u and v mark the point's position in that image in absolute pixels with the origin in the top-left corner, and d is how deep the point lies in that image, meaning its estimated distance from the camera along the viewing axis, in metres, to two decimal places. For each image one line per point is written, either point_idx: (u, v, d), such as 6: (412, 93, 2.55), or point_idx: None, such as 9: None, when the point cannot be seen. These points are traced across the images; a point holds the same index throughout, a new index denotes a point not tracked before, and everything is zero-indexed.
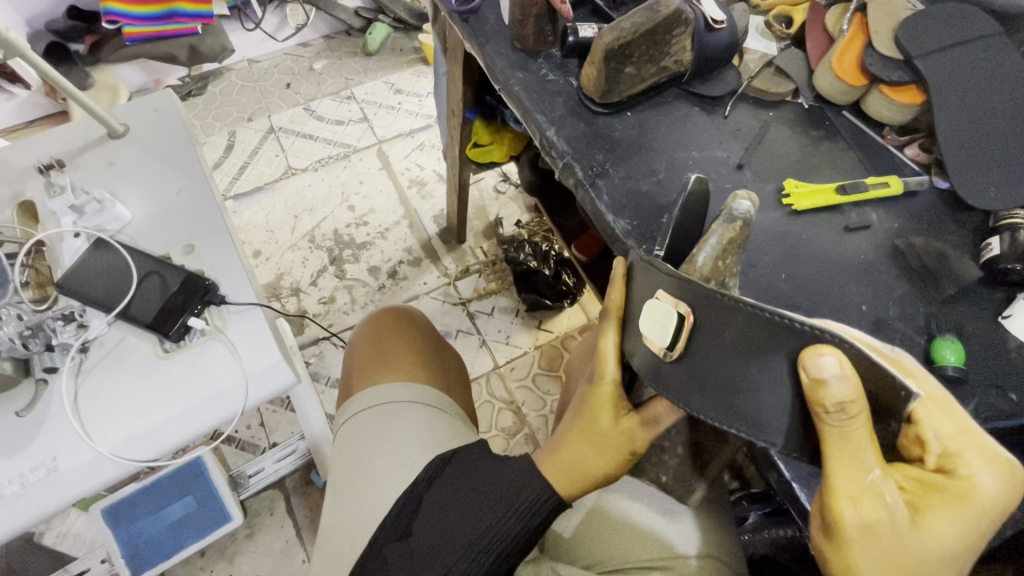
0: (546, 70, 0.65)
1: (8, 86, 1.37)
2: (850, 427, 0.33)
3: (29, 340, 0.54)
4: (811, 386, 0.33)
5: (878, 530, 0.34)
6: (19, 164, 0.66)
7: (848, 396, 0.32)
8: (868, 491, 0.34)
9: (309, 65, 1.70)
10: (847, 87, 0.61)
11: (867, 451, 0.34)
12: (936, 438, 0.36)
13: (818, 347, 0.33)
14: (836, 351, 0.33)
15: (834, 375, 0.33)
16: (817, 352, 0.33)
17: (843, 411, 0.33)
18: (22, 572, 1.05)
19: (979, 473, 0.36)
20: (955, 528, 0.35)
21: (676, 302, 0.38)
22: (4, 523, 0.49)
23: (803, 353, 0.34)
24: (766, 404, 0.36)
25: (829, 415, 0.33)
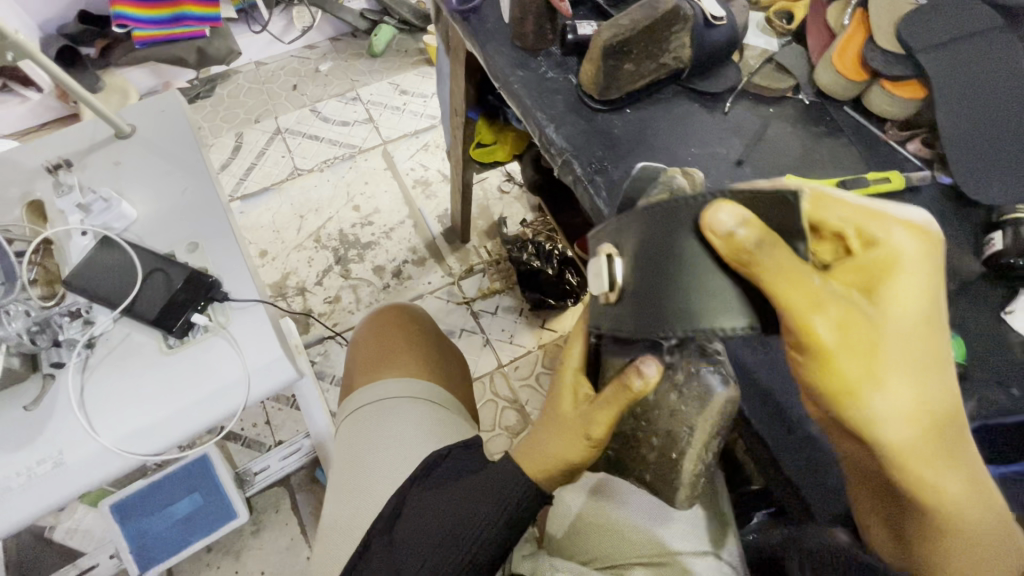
0: (546, 68, 0.66)
1: (21, 89, 1.40)
2: (779, 254, 0.33)
3: (36, 335, 0.56)
4: (725, 242, 0.34)
5: (853, 336, 0.34)
6: (28, 163, 0.68)
7: (762, 234, 0.33)
8: (823, 304, 0.34)
9: (315, 67, 1.71)
10: (847, 82, 0.61)
11: (802, 265, 0.33)
12: (842, 224, 0.36)
13: (713, 203, 0.34)
14: (730, 202, 0.34)
15: (737, 223, 0.33)
16: (713, 210, 0.34)
17: (764, 246, 0.33)
18: (34, 565, 1.07)
19: (896, 233, 0.36)
20: (906, 291, 0.35)
21: (604, 249, 0.41)
22: (11, 515, 0.50)
23: (703, 215, 0.35)
24: (709, 283, 0.36)
25: (754, 256, 0.33)
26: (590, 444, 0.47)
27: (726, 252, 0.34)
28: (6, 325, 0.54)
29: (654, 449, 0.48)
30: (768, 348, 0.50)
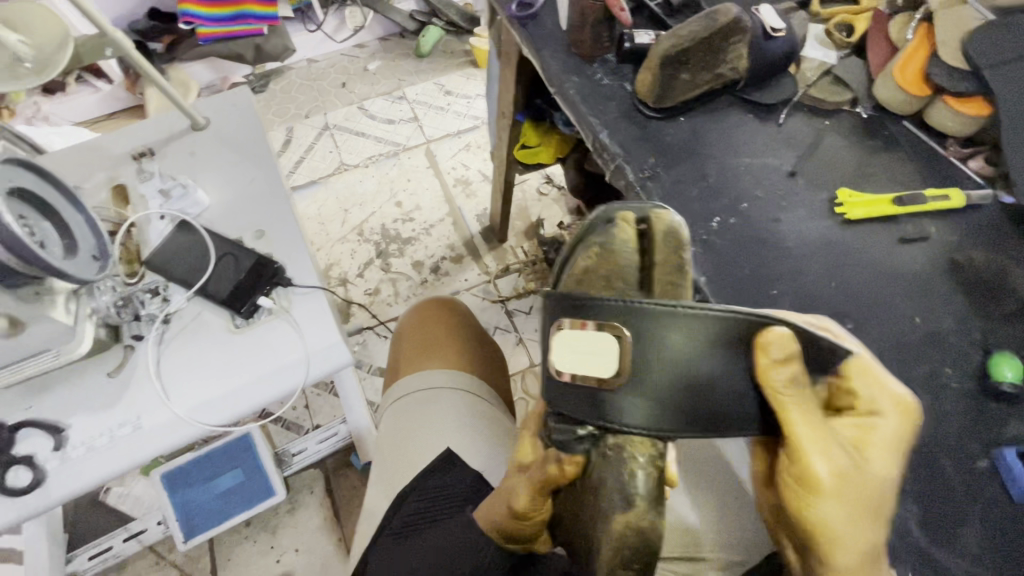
0: (601, 75, 0.67)
1: (94, 80, 1.50)
2: (797, 392, 0.38)
3: (121, 309, 0.60)
4: (772, 362, 0.38)
5: (844, 477, 0.36)
6: (114, 150, 0.73)
7: (794, 373, 0.38)
8: (821, 445, 0.37)
9: (364, 66, 1.77)
10: (908, 97, 0.60)
11: (812, 407, 0.38)
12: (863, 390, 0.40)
13: (771, 326, 0.39)
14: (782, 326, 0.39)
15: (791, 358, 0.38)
16: (770, 330, 0.39)
17: (795, 381, 0.38)
18: (88, 526, 1.14)
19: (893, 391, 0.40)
20: (892, 454, 0.38)
21: (568, 323, 0.43)
22: (95, 471, 0.55)
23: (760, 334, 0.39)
24: (724, 396, 0.40)
25: (786, 386, 0.38)
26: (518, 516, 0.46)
27: (763, 377, 0.39)
28: (97, 298, 0.58)
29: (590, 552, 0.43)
30: None
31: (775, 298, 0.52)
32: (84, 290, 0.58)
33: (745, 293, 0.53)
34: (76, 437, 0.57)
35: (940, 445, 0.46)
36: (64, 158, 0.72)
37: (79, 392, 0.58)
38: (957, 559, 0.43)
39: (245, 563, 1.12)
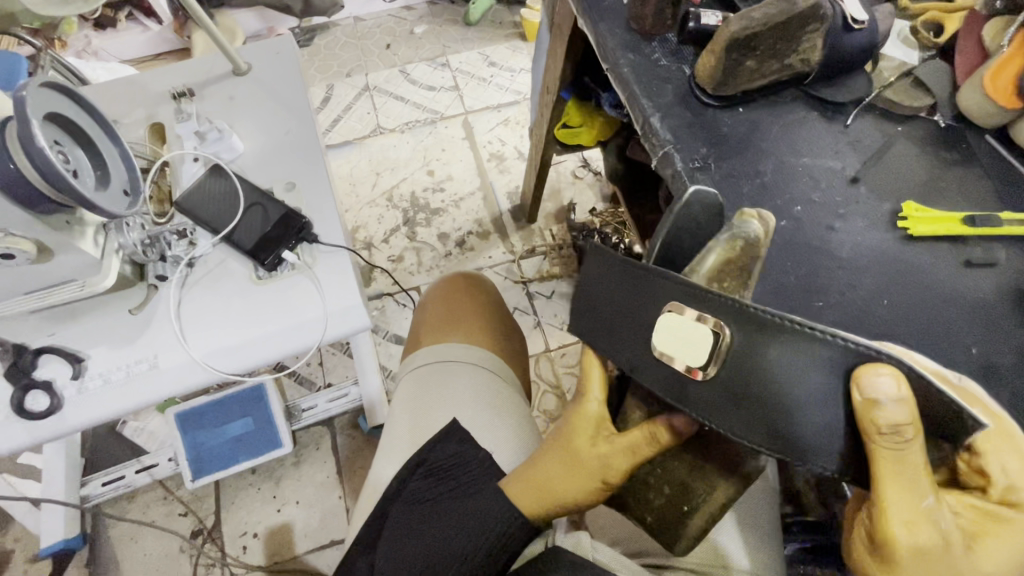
0: (659, 55, 0.63)
1: (144, 19, 1.49)
2: (906, 454, 0.34)
3: (147, 248, 0.60)
4: (863, 406, 0.33)
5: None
6: (154, 88, 0.72)
7: (901, 423, 0.33)
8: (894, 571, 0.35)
9: (410, 28, 1.72)
10: (997, 108, 0.55)
11: (912, 486, 0.34)
12: (886, 420, 0.33)
13: (857, 369, 0.34)
14: (870, 370, 0.33)
15: (893, 395, 0.33)
16: (872, 371, 0.33)
17: (897, 435, 0.33)
18: (103, 454, 1.18)
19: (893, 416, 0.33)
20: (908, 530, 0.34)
21: (709, 321, 0.36)
22: (109, 405, 0.56)
23: (857, 371, 0.34)
24: (812, 424, 0.35)
25: (881, 437, 0.33)
26: (603, 486, 0.47)
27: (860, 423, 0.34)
28: (125, 235, 0.58)
29: (664, 496, 0.50)
30: None
31: (820, 310, 0.49)
32: (113, 225, 0.58)
33: (789, 302, 0.50)
34: (94, 367, 0.57)
35: None
36: (106, 91, 0.72)
37: (101, 325, 0.59)
38: None
39: (248, 508, 1.15)
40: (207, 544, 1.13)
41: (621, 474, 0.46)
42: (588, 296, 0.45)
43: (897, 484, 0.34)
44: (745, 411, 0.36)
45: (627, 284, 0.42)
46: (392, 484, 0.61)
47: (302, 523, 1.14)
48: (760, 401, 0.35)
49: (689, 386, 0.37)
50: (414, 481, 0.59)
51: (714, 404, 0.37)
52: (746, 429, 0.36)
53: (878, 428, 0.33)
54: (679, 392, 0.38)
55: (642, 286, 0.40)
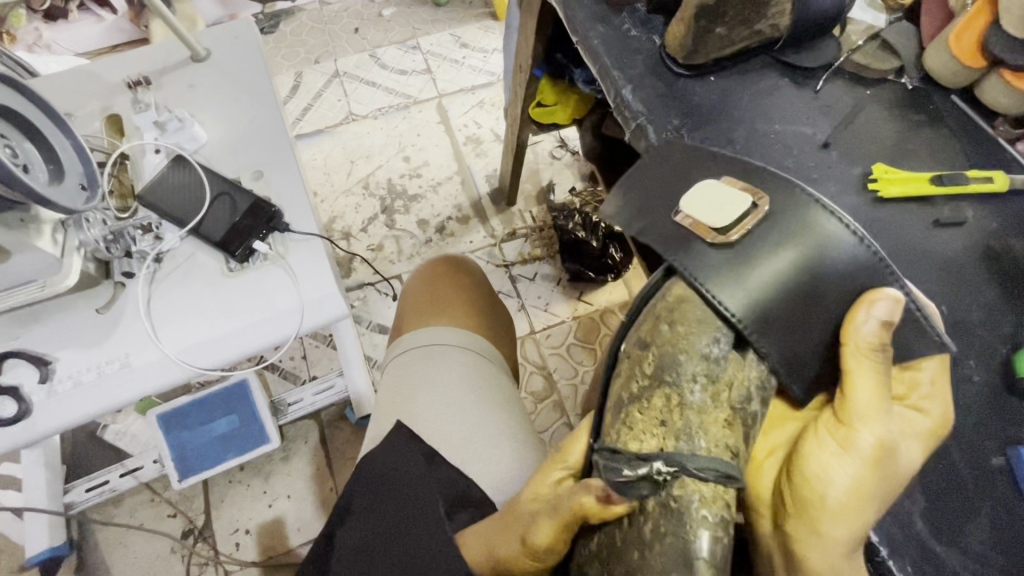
0: (629, 26, 0.62)
1: (97, 9, 1.43)
2: (867, 359, 0.38)
3: (111, 244, 0.59)
4: (860, 310, 0.38)
5: (817, 482, 0.38)
6: (108, 77, 0.69)
7: (882, 337, 0.37)
8: (831, 476, 0.38)
9: (379, 11, 1.67)
10: (962, 69, 0.55)
11: (875, 387, 0.38)
12: (871, 327, 0.37)
13: (877, 292, 0.38)
14: (882, 300, 0.38)
15: (878, 317, 0.37)
16: (871, 299, 0.38)
17: (877, 346, 0.38)
18: (85, 459, 1.16)
19: (869, 314, 0.37)
20: (867, 407, 0.38)
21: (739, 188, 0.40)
22: (79, 408, 0.54)
23: (864, 295, 0.38)
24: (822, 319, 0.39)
25: (870, 347, 0.38)
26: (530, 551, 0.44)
27: (849, 331, 0.38)
28: (85, 231, 0.56)
29: None
30: None
31: None
32: (72, 221, 0.56)
33: None
34: (63, 370, 0.55)
35: (954, 437, 0.45)
36: (57, 83, 0.69)
37: (67, 326, 0.57)
38: (960, 554, 0.42)
39: (238, 506, 1.14)
40: (199, 543, 1.12)
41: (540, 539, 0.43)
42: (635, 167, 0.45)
43: (867, 383, 0.38)
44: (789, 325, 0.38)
45: (686, 163, 0.44)
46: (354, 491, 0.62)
47: (294, 517, 1.14)
48: (792, 298, 0.38)
49: (702, 250, 0.38)
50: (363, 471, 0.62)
51: (742, 286, 0.38)
52: (770, 336, 0.38)
53: (865, 336, 0.37)
54: (686, 246, 0.39)
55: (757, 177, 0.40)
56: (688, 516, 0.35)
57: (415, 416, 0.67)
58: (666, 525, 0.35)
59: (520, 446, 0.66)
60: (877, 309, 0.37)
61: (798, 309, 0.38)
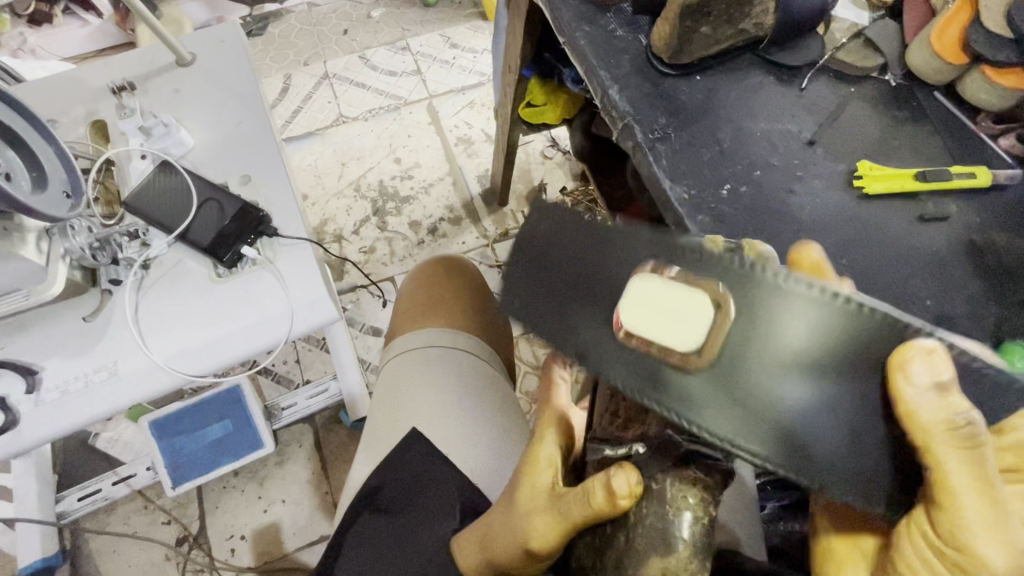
0: (615, 25, 0.62)
1: (82, 13, 1.41)
2: (946, 447, 0.33)
3: (97, 251, 0.57)
4: (902, 394, 0.33)
5: None
6: (93, 82, 0.69)
7: (944, 409, 0.33)
8: None
9: (367, 12, 1.66)
10: (945, 65, 0.56)
11: (973, 473, 0.33)
12: (933, 411, 0.33)
13: (895, 358, 0.34)
14: (909, 365, 0.33)
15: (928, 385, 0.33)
16: (906, 365, 0.33)
17: (955, 427, 0.33)
18: (77, 468, 1.15)
19: (918, 392, 0.33)
20: (970, 508, 0.33)
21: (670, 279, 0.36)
22: (67, 418, 0.54)
23: (891, 361, 0.34)
24: (827, 419, 0.35)
25: (946, 433, 0.33)
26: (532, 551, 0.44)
27: (907, 414, 0.34)
28: (70, 239, 0.55)
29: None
30: None
31: None
32: (56, 230, 0.55)
33: None
34: (50, 379, 0.55)
35: None
36: (41, 89, 0.68)
37: (53, 335, 0.56)
38: None
39: (233, 511, 1.14)
40: (194, 550, 1.11)
41: (544, 536, 0.42)
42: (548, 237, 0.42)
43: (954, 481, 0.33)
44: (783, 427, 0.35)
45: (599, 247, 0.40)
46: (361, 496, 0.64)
47: (290, 522, 1.13)
48: (783, 405, 0.35)
49: (677, 380, 0.36)
50: (372, 475, 0.64)
51: (723, 409, 0.35)
52: (756, 436, 0.35)
53: (926, 416, 0.33)
54: (651, 380, 0.36)
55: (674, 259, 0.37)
56: (667, 497, 0.37)
57: (410, 418, 0.66)
58: (647, 509, 0.37)
59: (516, 447, 0.66)
60: (928, 387, 0.33)
61: (793, 416, 0.35)
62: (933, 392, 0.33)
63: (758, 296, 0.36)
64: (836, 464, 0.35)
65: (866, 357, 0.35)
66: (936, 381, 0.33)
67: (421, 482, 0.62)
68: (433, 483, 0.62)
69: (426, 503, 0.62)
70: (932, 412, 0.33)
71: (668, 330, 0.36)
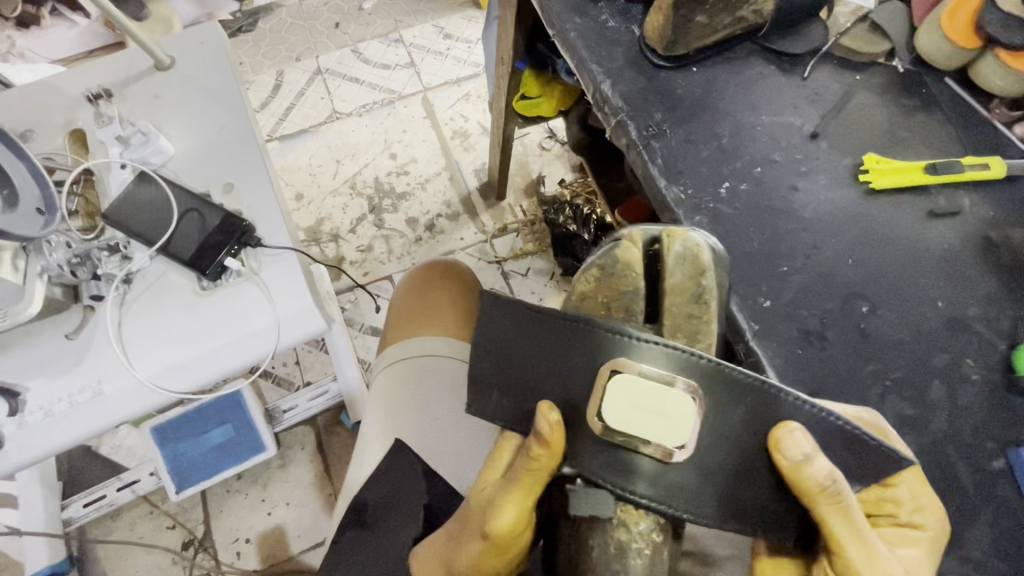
0: (607, 16, 0.59)
1: (69, 14, 1.38)
2: (836, 505, 0.36)
3: (77, 267, 0.56)
4: (792, 467, 0.36)
5: None
6: (70, 90, 0.66)
7: (826, 467, 0.36)
8: None
9: (359, 4, 1.62)
10: (956, 50, 0.53)
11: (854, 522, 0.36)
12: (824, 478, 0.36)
13: (788, 429, 0.37)
14: (798, 432, 0.36)
15: (808, 453, 0.36)
16: (788, 435, 0.36)
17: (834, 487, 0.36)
18: (80, 475, 1.15)
19: (794, 455, 0.36)
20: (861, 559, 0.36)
21: (609, 368, 0.39)
22: (50, 440, 0.53)
23: (774, 433, 0.37)
24: (756, 490, 0.38)
25: (829, 492, 0.36)
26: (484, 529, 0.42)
27: (800, 481, 0.36)
28: (47, 256, 0.54)
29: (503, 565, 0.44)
30: (825, 344, 0.46)
31: (785, 276, 0.48)
32: (32, 246, 0.54)
33: (755, 269, 0.48)
34: (34, 401, 0.54)
35: (953, 440, 0.43)
36: (16, 98, 0.66)
37: (36, 354, 0.55)
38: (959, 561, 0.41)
39: (237, 515, 1.14)
40: (200, 554, 1.11)
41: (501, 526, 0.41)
42: (491, 356, 0.43)
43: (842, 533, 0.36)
44: (726, 493, 0.38)
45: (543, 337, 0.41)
46: (353, 508, 0.63)
47: (294, 524, 1.13)
48: (728, 470, 0.38)
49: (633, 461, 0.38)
50: (363, 489, 0.63)
51: (666, 486, 0.38)
52: (710, 505, 0.38)
53: (813, 480, 0.36)
54: (602, 458, 0.39)
55: (602, 343, 0.39)
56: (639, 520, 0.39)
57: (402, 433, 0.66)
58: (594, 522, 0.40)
59: None
60: (798, 456, 0.36)
61: (736, 481, 0.38)
62: (807, 456, 0.36)
63: (677, 367, 0.38)
64: (769, 515, 0.38)
65: (774, 417, 0.38)
66: (807, 451, 0.36)
67: (393, 491, 0.62)
68: (405, 492, 0.61)
69: (399, 512, 0.61)
70: (818, 483, 0.36)
71: (642, 429, 0.37)
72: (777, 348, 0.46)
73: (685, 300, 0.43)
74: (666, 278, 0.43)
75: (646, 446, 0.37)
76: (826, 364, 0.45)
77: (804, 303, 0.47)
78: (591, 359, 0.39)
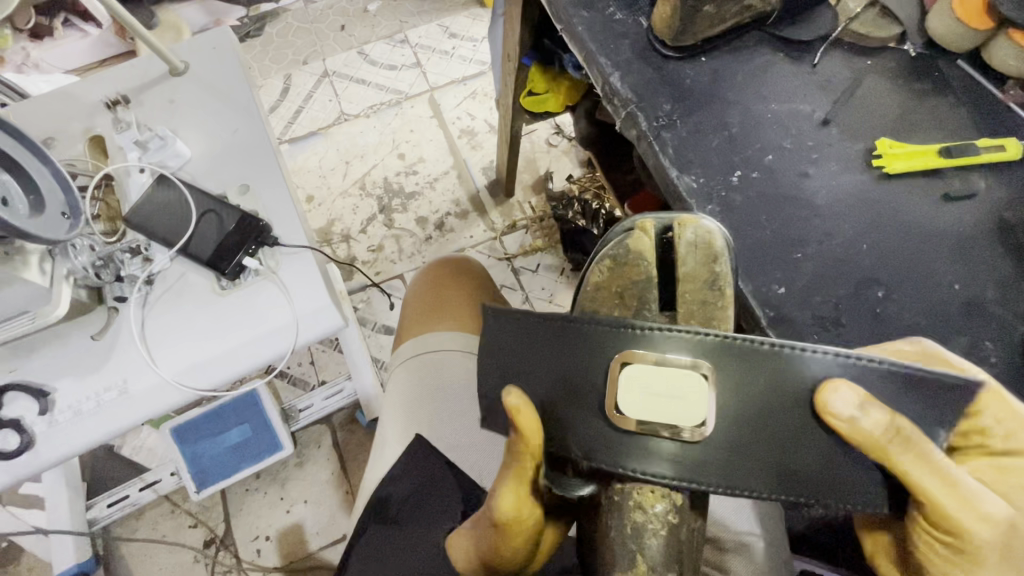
0: (613, 9, 0.59)
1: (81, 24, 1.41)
2: (913, 456, 0.36)
3: (100, 270, 0.58)
4: (848, 424, 0.36)
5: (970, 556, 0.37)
6: (88, 97, 0.68)
7: (882, 419, 0.36)
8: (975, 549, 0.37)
9: (364, 6, 1.63)
10: (968, 32, 0.52)
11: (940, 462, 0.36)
12: (884, 432, 0.36)
13: (830, 389, 0.37)
14: (841, 388, 0.36)
15: (859, 406, 0.36)
16: (836, 393, 0.36)
17: (900, 438, 0.36)
18: (103, 476, 1.17)
19: (856, 413, 0.36)
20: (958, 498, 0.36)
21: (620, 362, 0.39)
22: (77, 438, 0.54)
23: (820, 396, 0.37)
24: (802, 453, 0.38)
25: (895, 444, 0.36)
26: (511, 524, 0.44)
27: (865, 438, 0.36)
28: (72, 259, 0.55)
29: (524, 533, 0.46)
30: (840, 330, 0.46)
31: (799, 263, 0.48)
32: (58, 250, 0.55)
33: (768, 257, 0.48)
34: (63, 400, 0.55)
35: None
36: (36, 107, 0.67)
37: (64, 355, 0.57)
38: None
39: (257, 513, 1.15)
40: (221, 552, 1.13)
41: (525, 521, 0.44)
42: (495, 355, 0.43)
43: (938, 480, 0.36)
44: (763, 462, 0.38)
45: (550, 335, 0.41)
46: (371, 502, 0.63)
47: (313, 521, 1.15)
48: (761, 441, 0.38)
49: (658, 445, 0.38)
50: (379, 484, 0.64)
51: (701, 464, 0.38)
52: (744, 476, 0.38)
53: (877, 434, 0.36)
54: (621, 447, 0.39)
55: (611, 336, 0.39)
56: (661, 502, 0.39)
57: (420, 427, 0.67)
58: (619, 496, 0.41)
59: None
60: (862, 411, 0.36)
61: (769, 451, 0.38)
62: (868, 413, 0.36)
63: (694, 348, 0.38)
64: (827, 477, 0.38)
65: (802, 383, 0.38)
66: (866, 408, 0.36)
67: (427, 484, 0.62)
68: (437, 485, 0.61)
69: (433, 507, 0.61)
70: (888, 436, 0.35)
71: (652, 414, 0.38)
72: (792, 334, 0.46)
73: (698, 286, 0.43)
74: (678, 266, 0.44)
75: (662, 432, 0.38)
76: (842, 350, 0.45)
77: (818, 289, 0.47)
78: (602, 349, 0.39)
